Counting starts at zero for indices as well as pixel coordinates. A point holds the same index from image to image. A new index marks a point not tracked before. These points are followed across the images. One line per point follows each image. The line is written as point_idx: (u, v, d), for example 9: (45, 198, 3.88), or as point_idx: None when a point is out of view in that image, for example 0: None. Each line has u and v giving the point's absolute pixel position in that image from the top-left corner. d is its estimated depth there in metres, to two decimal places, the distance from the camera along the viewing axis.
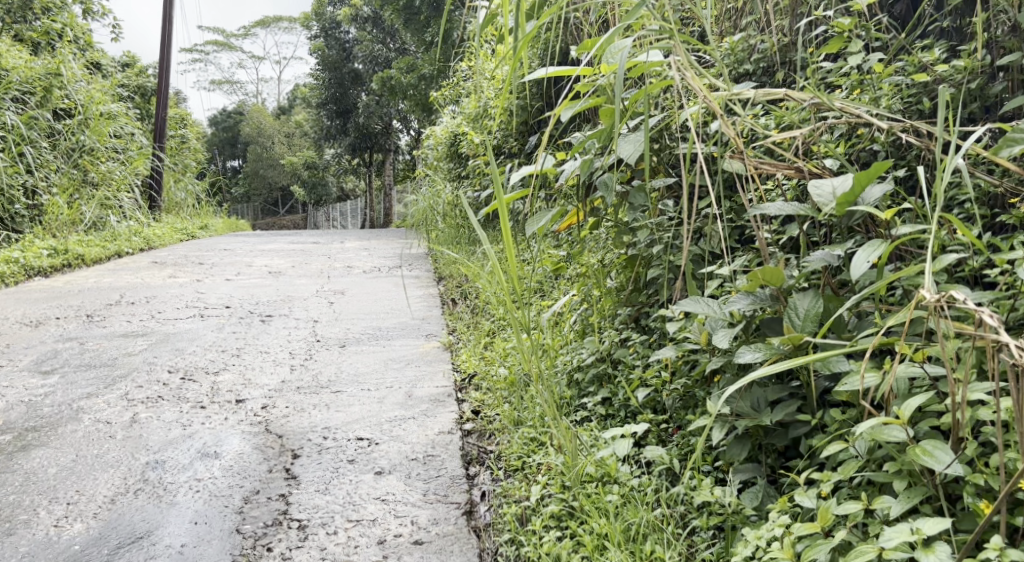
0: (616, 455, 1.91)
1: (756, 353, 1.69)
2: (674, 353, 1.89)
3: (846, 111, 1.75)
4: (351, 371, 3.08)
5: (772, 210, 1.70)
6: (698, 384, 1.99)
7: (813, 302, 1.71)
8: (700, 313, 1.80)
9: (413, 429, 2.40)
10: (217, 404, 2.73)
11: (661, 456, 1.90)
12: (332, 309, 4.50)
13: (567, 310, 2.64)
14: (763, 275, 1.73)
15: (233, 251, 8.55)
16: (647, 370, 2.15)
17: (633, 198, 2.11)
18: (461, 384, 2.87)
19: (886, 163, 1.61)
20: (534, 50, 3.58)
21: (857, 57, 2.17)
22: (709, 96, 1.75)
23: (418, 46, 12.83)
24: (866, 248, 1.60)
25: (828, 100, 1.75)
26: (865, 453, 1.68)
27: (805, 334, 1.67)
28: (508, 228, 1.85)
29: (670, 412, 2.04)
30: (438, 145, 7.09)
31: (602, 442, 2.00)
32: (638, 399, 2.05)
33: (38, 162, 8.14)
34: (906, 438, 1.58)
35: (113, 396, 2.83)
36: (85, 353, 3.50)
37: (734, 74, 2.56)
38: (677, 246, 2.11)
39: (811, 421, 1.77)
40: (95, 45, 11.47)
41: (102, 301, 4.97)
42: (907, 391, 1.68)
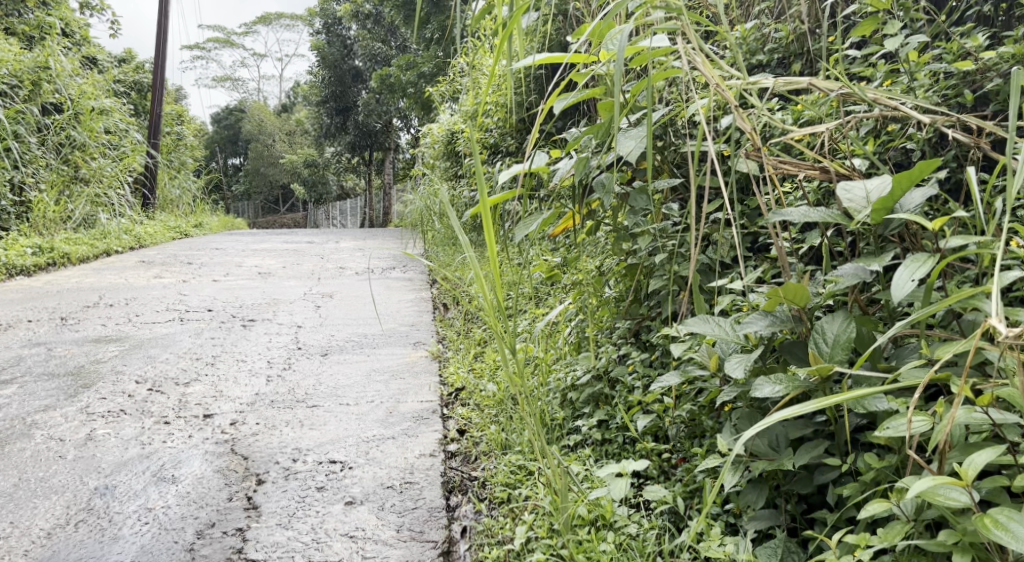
0: (612, 496, 1.72)
1: (776, 386, 1.51)
2: (680, 378, 1.71)
3: (881, 102, 1.55)
4: (330, 382, 2.88)
5: (799, 217, 1.50)
6: (705, 411, 1.81)
7: (843, 326, 1.53)
8: (709, 336, 1.62)
9: (392, 451, 2.20)
10: (183, 419, 2.54)
11: (663, 497, 1.71)
12: (318, 313, 4.31)
13: (562, 321, 2.45)
14: (785, 293, 1.55)
15: (225, 251, 8.36)
16: (647, 392, 1.96)
17: (633, 200, 1.91)
18: (448, 398, 2.67)
19: (933, 162, 1.42)
20: (532, 41, 3.40)
21: (893, 42, 1.99)
22: (720, 85, 1.54)
23: (417, 43, 12.60)
24: (910, 265, 1.41)
25: (859, 89, 1.54)
26: (914, 515, 1.50)
27: (834, 363, 1.49)
28: (494, 233, 1.65)
29: (674, 442, 1.85)
30: (435, 143, 6.91)
31: (597, 477, 1.81)
32: (638, 426, 1.86)
33: (26, 157, 7.94)
34: (970, 504, 1.40)
35: (72, 409, 2.64)
36: (51, 360, 3.31)
37: (748, 65, 2.37)
38: (683, 255, 1.92)
39: (841, 467, 1.59)
40: (91, 39, 11.29)
41: (81, 303, 4.78)
42: (963, 443, 1.50)
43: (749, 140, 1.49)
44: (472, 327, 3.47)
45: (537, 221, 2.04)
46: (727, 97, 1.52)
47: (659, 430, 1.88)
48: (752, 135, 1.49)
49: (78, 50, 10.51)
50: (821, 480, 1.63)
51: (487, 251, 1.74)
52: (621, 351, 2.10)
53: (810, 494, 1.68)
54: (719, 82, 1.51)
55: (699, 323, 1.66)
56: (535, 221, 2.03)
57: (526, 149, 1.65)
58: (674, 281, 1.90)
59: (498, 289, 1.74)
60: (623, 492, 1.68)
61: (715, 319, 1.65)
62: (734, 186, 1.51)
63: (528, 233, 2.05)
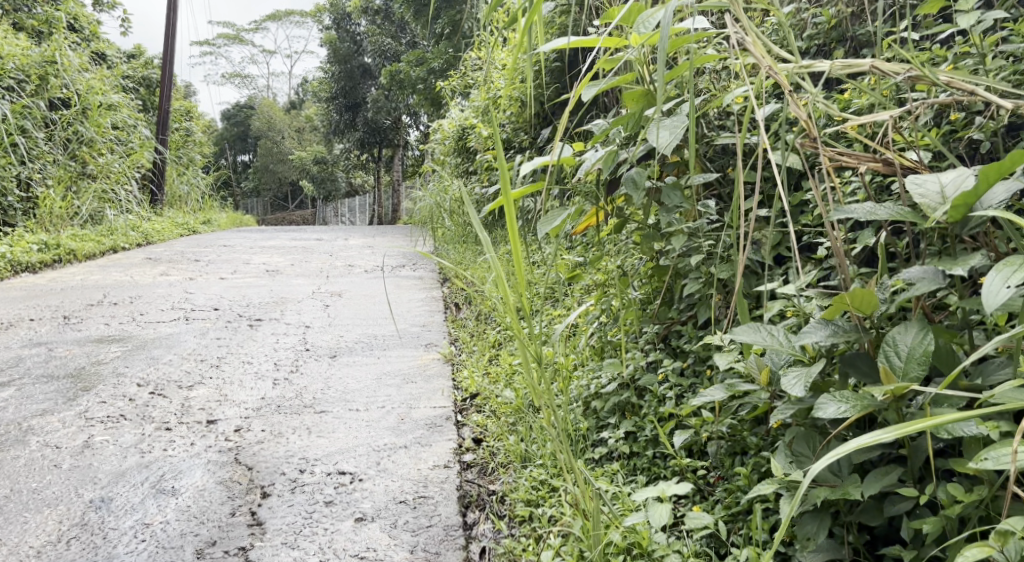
0: (650, 521, 1.59)
1: (840, 404, 1.44)
2: (727, 393, 1.60)
3: (953, 86, 1.41)
4: (340, 386, 2.77)
5: (879, 211, 1.40)
6: (747, 427, 1.71)
7: (919, 339, 1.44)
8: (761, 347, 1.52)
9: (404, 461, 2.07)
10: (186, 425, 2.42)
11: (706, 523, 1.58)
12: (326, 313, 4.20)
13: (582, 324, 2.33)
14: (851, 302, 1.44)
15: (233, 248, 8.26)
16: (681, 404, 1.84)
17: (667, 196, 1.80)
18: (462, 405, 2.54)
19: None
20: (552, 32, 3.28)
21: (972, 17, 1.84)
22: (773, 69, 1.42)
23: (428, 39, 12.47)
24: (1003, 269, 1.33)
25: (930, 72, 1.41)
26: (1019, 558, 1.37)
27: (911, 379, 1.40)
28: (518, 226, 1.53)
29: (713, 459, 1.73)
30: (445, 139, 6.79)
31: (632, 501, 1.68)
32: (675, 442, 1.73)
33: (33, 153, 7.85)
34: None
35: (69, 413, 2.52)
36: (50, 362, 3.19)
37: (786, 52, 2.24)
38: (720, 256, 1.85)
39: (914, 497, 1.52)
40: (100, 34, 11.20)
41: (85, 301, 4.67)
42: None
43: (805, 128, 1.38)
44: (486, 328, 3.35)
45: (561, 217, 1.93)
46: (782, 82, 1.39)
47: (698, 446, 1.77)
48: (809, 123, 1.38)
49: (88, 45, 10.42)
50: (893, 511, 1.55)
51: (510, 249, 1.61)
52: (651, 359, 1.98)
53: (876, 525, 1.61)
54: (773, 65, 1.39)
55: (748, 331, 1.55)
56: (559, 217, 1.91)
57: (558, 137, 1.54)
58: (711, 284, 1.80)
59: (523, 288, 1.62)
60: (663, 519, 1.55)
61: (767, 328, 1.54)
62: (788, 179, 1.40)
63: (549, 231, 1.93)
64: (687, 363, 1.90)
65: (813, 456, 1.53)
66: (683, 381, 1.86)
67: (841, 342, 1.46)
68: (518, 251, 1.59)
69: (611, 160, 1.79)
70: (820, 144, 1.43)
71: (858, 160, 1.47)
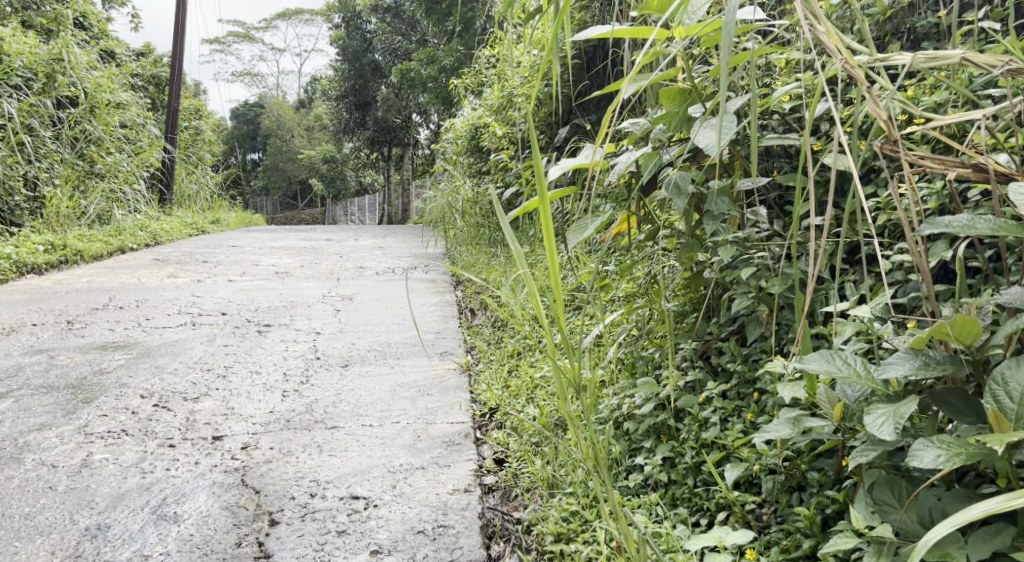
0: None
1: (935, 451, 1.40)
2: (794, 430, 1.56)
3: None
4: (352, 398, 2.64)
5: (984, 228, 1.38)
6: (803, 458, 1.66)
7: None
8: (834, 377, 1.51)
9: (421, 483, 1.94)
10: (190, 442, 2.29)
11: None
12: (337, 318, 4.07)
13: (609, 335, 2.23)
14: (954, 331, 1.43)
15: (242, 248, 8.14)
16: (724, 430, 1.78)
17: (713, 202, 1.73)
18: (481, 420, 2.41)
19: None
20: None
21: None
22: (849, 63, 1.29)
23: (439, 38, 12.31)
24: None
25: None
26: None
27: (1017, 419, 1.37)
28: (553, 222, 1.50)
29: (767, 494, 1.66)
30: (458, 138, 6.65)
31: (685, 551, 1.57)
32: (726, 477, 1.66)
33: (40, 152, 7.74)
34: None
35: (69, 428, 2.40)
36: (51, 370, 3.07)
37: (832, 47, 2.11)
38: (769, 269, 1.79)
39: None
40: (110, 32, 11.09)
41: (89, 305, 4.55)
42: None
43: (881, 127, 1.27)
44: (506, 335, 3.21)
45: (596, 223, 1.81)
46: (860, 78, 1.27)
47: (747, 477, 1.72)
48: (889, 123, 1.27)
49: (97, 43, 10.32)
50: None
51: (546, 252, 1.55)
52: (689, 375, 1.90)
53: None
54: (848, 56, 1.28)
55: (820, 362, 1.53)
56: (595, 222, 1.79)
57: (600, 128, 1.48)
58: (761, 299, 1.74)
59: (558, 294, 1.58)
60: None
61: (840, 359, 1.53)
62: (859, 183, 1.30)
63: (581, 239, 1.81)
64: (731, 384, 1.84)
65: (897, 504, 1.48)
66: (726, 405, 1.80)
67: (926, 374, 1.44)
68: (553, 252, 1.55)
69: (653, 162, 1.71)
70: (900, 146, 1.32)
71: (940, 164, 1.36)
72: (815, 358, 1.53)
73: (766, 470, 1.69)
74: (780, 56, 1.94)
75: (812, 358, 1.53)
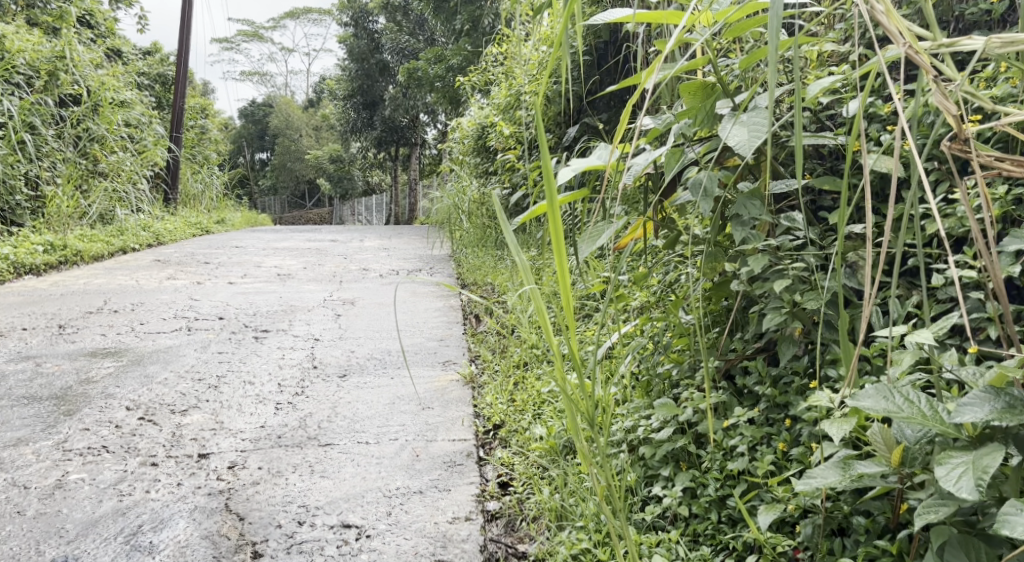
0: None
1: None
2: (844, 475, 1.47)
3: None
4: (349, 412, 2.50)
5: None
6: (846, 500, 1.56)
7: None
8: (894, 416, 1.44)
9: (418, 510, 1.81)
10: (174, 459, 2.14)
11: None
12: (337, 324, 3.93)
13: (622, 347, 2.09)
14: None
15: (245, 249, 8.01)
16: (752, 460, 1.65)
17: (743, 207, 1.62)
18: (484, 438, 2.26)
19: None
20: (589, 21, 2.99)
21: None
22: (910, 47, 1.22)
23: (447, 38, 12.16)
24: None
25: None
26: None
27: None
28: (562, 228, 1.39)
29: (803, 538, 1.55)
30: (464, 138, 6.49)
31: None
32: (759, 518, 1.54)
33: (42, 150, 7.61)
34: None
35: (47, 443, 2.26)
36: (36, 379, 2.93)
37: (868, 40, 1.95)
38: (806, 283, 1.68)
39: None
40: (117, 31, 10.96)
41: (82, 308, 4.41)
42: None
43: (945, 121, 1.21)
44: (512, 345, 3.06)
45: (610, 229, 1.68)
46: (924, 65, 1.20)
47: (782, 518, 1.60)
48: (957, 118, 1.21)
49: (103, 42, 10.19)
50: None
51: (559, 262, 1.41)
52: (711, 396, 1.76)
53: None
54: (910, 40, 1.21)
55: (879, 400, 1.46)
56: (610, 225, 1.67)
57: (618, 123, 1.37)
58: (795, 315, 1.64)
59: (569, 308, 1.47)
60: None
61: (902, 396, 1.45)
62: (920, 181, 1.23)
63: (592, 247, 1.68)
64: (758, 408, 1.73)
65: None
66: (754, 431, 1.68)
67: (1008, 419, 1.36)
68: (564, 262, 1.43)
69: (674, 162, 1.59)
70: (969, 143, 1.25)
71: (1020, 167, 1.25)
72: (871, 393, 1.47)
73: (802, 510, 1.58)
74: (812, 49, 1.83)
75: (867, 393, 1.47)
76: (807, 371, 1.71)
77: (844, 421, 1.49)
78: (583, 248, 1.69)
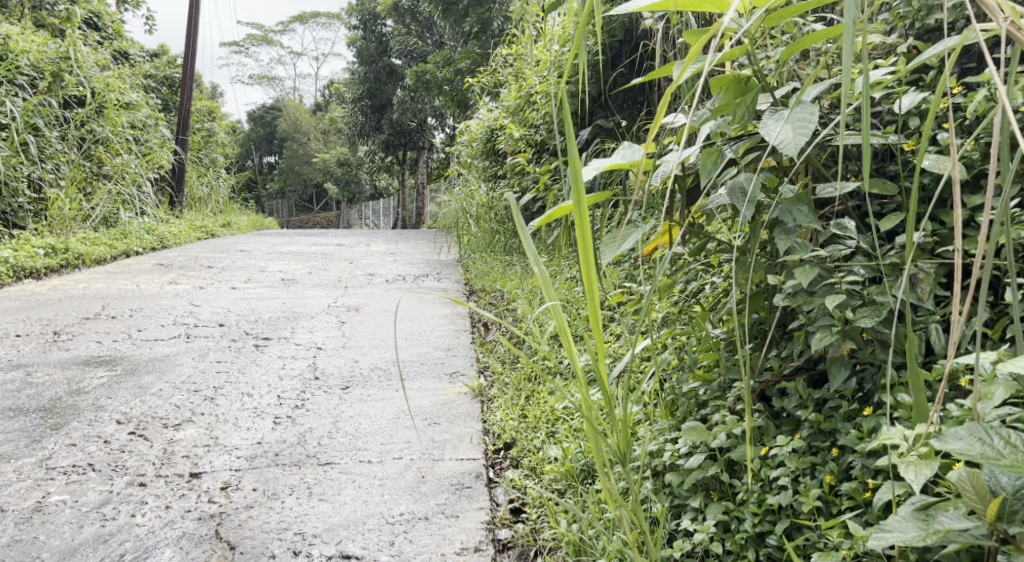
0: None
1: None
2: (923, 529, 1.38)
3: None
4: (351, 428, 2.36)
5: None
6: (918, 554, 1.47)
7: None
8: (986, 460, 1.34)
9: (423, 540, 1.70)
10: (164, 480, 2.01)
11: None
12: (341, 332, 3.80)
13: (645, 363, 1.95)
14: None
15: (249, 253, 7.89)
16: (796, 494, 1.56)
17: (788, 212, 1.53)
18: (495, 458, 2.12)
19: None
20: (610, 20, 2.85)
21: None
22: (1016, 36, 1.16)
23: (456, 41, 12.01)
24: None
25: None
26: None
27: None
28: (590, 232, 1.31)
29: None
30: (472, 142, 6.35)
31: None
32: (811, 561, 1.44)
33: (46, 152, 7.50)
34: None
35: (30, 460, 2.14)
36: (25, 389, 2.81)
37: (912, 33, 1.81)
38: (858, 298, 1.63)
39: None
40: (124, 33, 10.87)
41: (78, 313, 4.28)
42: None
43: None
44: (523, 357, 2.92)
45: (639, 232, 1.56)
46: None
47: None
48: None
49: (110, 44, 10.09)
50: None
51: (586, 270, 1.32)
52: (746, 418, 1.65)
53: None
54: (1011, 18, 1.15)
55: (967, 440, 1.37)
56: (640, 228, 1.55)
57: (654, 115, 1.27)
58: (846, 336, 1.58)
59: (598, 323, 1.37)
60: None
61: (996, 439, 1.36)
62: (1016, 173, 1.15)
63: (619, 252, 1.55)
64: (802, 435, 1.64)
65: None
66: (797, 459, 1.59)
67: None
68: (590, 270, 1.35)
69: (711, 162, 1.50)
70: None
71: None
72: (962, 434, 1.39)
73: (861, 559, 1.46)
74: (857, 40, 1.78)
75: (956, 434, 1.39)
76: (853, 396, 1.65)
77: (923, 466, 1.40)
78: (607, 253, 1.57)
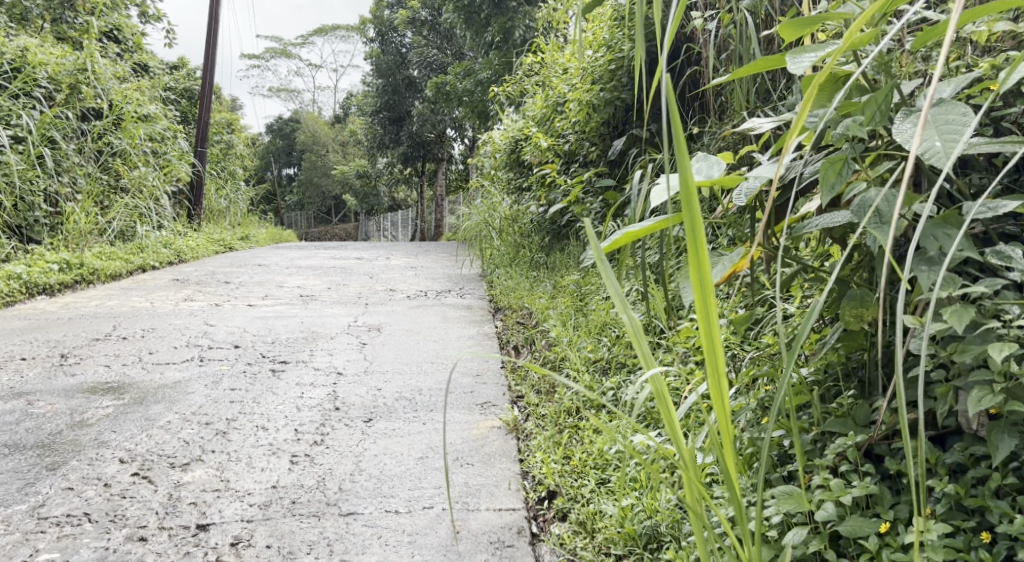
0: None
1: None
2: None
3: None
4: (375, 468, 2.14)
5: None
6: None
7: None
8: None
9: None
10: (169, 534, 1.81)
11: None
12: (362, 355, 3.59)
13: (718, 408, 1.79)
14: None
15: (267, 268, 7.70)
16: None
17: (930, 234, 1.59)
18: (537, 510, 1.92)
19: None
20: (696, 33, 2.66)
21: None
22: None
23: (476, 52, 11.78)
24: None
25: None
26: None
27: None
28: (705, 233, 1.33)
29: None
30: (495, 153, 6.11)
31: None
32: None
33: (63, 165, 7.35)
34: None
35: (19, 508, 1.93)
36: (25, 421, 2.61)
37: None
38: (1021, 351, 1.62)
39: None
40: (144, 46, 10.73)
41: (88, 334, 4.09)
42: None
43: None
44: (559, 387, 2.69)
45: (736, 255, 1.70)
46: None
47: None
48: None
49: (129, 56, 9.99)
50: None
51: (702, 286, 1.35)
52: (857, 487, 1.65)
53: None
54: None
55: None
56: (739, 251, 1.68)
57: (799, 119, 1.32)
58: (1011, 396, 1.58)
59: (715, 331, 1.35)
60: None
61: None
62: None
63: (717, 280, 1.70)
64: (941, 513, 1.64)
65: None
66: (944, 552, 1.57)
67: None
68: (703, 278, 1.36)
69: (835, 173, 1.58)
70: None
71: None
72: None
73: None
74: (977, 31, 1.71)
75: None
76: (1000, 469, 1.64)
77: None
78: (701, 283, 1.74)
